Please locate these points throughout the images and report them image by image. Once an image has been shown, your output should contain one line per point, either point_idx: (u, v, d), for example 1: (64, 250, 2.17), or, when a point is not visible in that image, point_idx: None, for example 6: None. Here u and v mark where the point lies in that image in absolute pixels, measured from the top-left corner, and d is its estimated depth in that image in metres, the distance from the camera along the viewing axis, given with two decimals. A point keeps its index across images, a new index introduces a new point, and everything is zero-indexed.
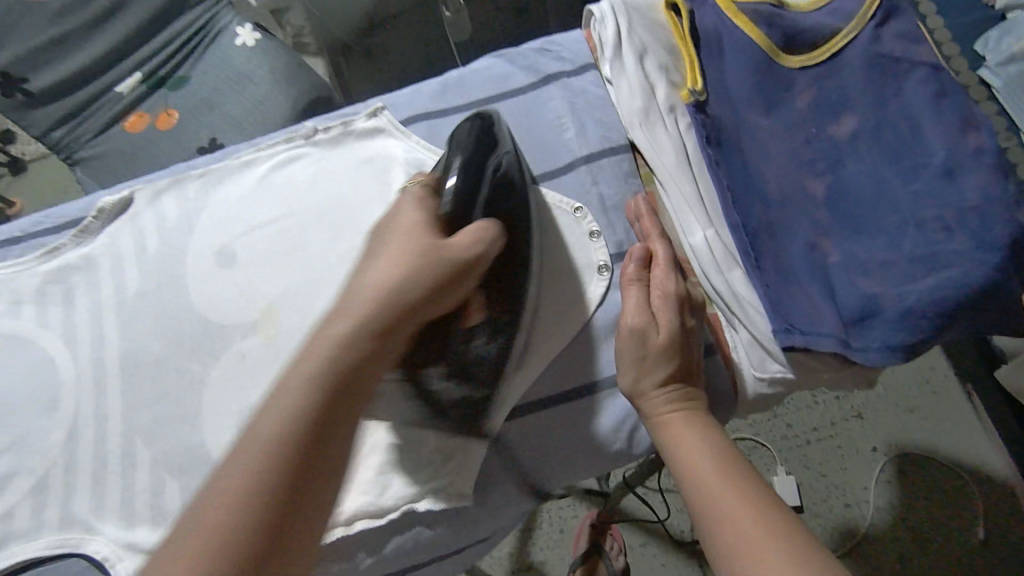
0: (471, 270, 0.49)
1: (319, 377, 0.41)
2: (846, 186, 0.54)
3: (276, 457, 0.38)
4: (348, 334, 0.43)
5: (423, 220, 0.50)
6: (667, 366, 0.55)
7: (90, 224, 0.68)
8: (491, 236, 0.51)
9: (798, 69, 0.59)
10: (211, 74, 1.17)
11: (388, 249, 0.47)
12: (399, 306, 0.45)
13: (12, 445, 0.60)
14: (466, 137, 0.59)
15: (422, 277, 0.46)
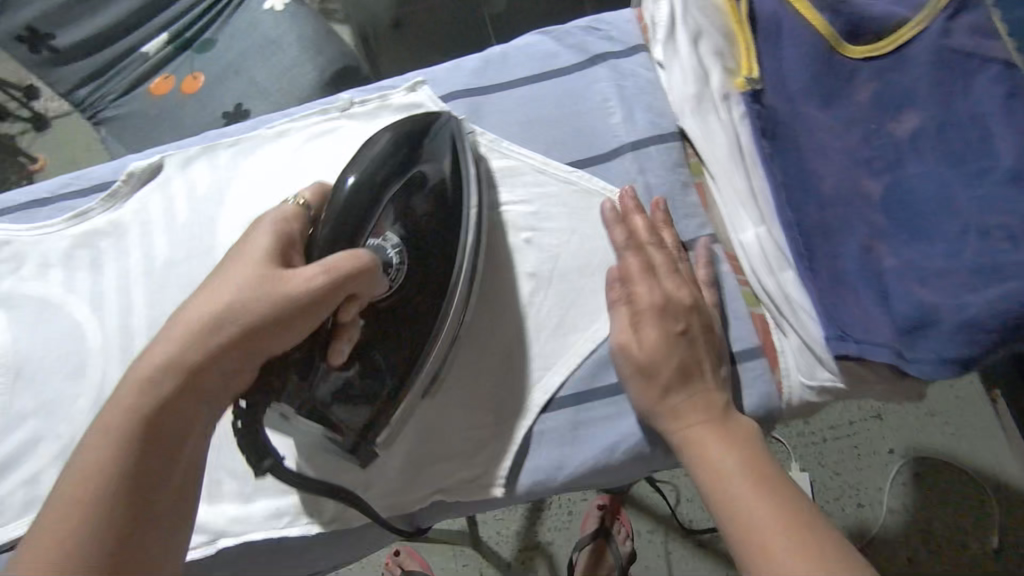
0: (322, 301, 0.47)
1: (138, 401, 0.42)
2: (904, 187, 0.56)
3: (100, 475, 0.40)
4: (166, 358, 0.43)
5: (273, 245, 0.48)
6: (664, 378, 0.52)
7: (119, 189, 0.65)
8: (355, 265, 0.48)
9: (862, 61, 0.61)
10: (237, 36, 1.13)
11: (224, 274, 0.46)
12: (219, 337, 0.44)
13: (39, 409, 0.60)
14: (375, 152, 0.56)
15: (247, 310, 0.44)
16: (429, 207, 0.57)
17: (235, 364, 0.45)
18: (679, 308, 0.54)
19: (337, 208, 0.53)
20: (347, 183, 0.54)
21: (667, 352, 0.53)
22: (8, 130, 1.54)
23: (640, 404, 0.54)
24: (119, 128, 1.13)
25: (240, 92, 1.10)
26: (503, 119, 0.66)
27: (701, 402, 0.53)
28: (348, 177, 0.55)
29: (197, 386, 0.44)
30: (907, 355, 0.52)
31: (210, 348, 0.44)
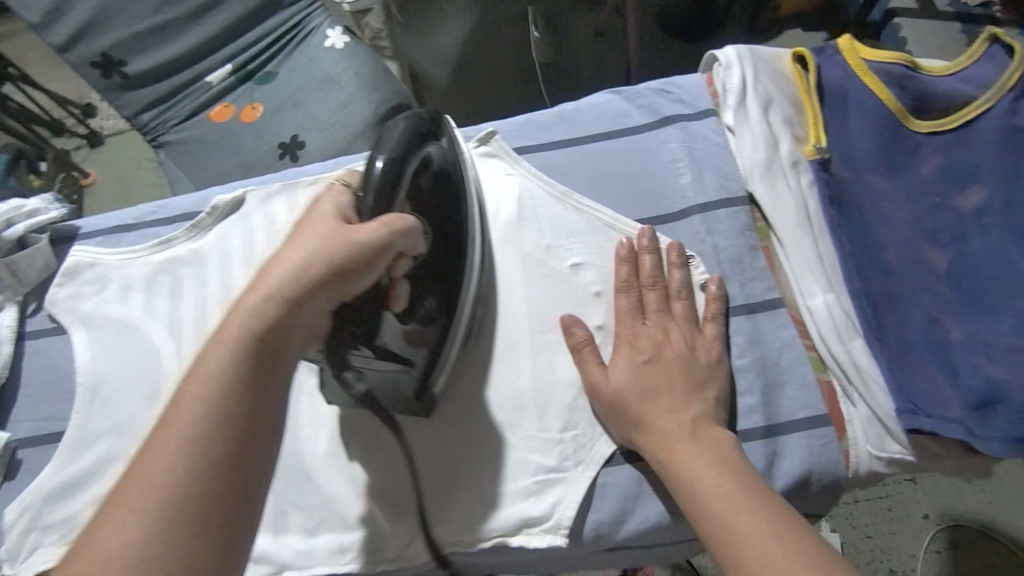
0: (381, 256, 0.47)
1: (241, 337, 0.42)
2: (969, 261, 0.57)
3: (211, 399, 0.39)
4: (258, 305, 0.43)
5: (334, 211, 0.48)
6: (636, 417, 0.54)
7: (203, 220, 0.68)
8: (410, 228, 0.49)
9: (926, 135, 0.62)
10: (297, 72, 1.17)
11: (293, 237, 0.46)
12: (303, 285, 0.44)
13: (113, 430, 0.61)
14: (395, 137, 0.54)
15: (326, 260, 0.45)
16: (445, 189, 0.60)
17: (317, 311, 0.45)
18: (647, 343, 0.57)
19: (376, 177, 0.51)
20: (378, 166, 0.51)
21: (635, 383, 0.55)
22: (66, 145, 1.58)
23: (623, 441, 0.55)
24: (181, 153, 1.17)
25: (297, 123, 1.12)
26: (575, 174, 0.68)
27: (670, 427, 0.52)
28: (377, 160, 0.52)
29: (284, 334, 0.43)
30: (980, 433, 0.51)
31: (298, 295, 0.44)
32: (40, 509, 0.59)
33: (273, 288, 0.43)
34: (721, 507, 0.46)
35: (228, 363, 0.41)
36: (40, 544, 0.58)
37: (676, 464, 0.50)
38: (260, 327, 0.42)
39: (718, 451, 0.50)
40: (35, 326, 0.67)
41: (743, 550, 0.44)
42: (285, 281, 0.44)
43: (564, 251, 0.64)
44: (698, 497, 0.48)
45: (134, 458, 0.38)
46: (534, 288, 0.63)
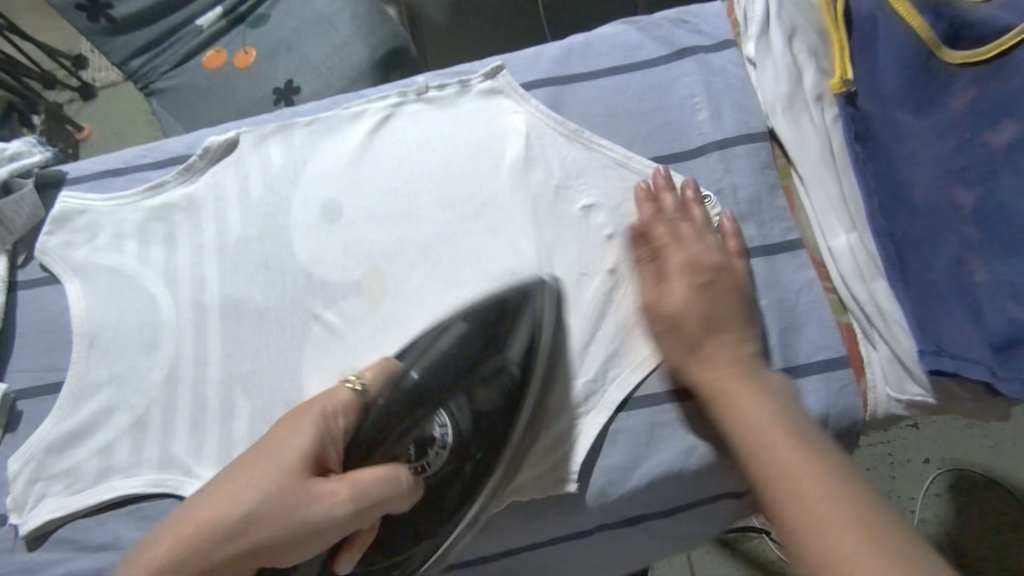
0: (339, 527, 0.46)
1: (195, 535, 0.44)
2: (997, 201, 0.52)
3: (161, 573, 0.44)
4: (213, 518, 0.45)
5: (312, 449, 0.47)
6: (699, 334, 0.53)
7: (195, 163, 0.65)
8: (388, 480, 0.47)
9: (958, 68, 0.55)
10: (290, 12, 1.11)
11: (268, 446, 0.47)
12: (251, 530, 0.45)
13: (114, 380, 0.60)
14: (456, 331, 0.54)
15: (277, 521, 0.45)
16: (500, 431, 0.54)
17: (262, 562, 0.46)
18: (703, 267, 0.55)
19: (361, 434, 0.50)
20: (413, 375, 0.52)
21: (696, 305, 0.54)
22: (57, 98, 1.52)
23: (671, 361, 0.54)
24: (172, 101, 1.11)
25: (292, 67, 1.07)
26: (586, 111, 0.65)
27: (722, 354, 0.52)
28: (412, 371, 0.52)
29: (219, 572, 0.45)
30: (1002, 374, 0.50)
31: (252, 512, 0.45)
32: (43, 460, 0.58)
33: (228, 509, 0.45)
34: (764, 434, 0.47)
35: (180, 552, 0.44)
36: (45, 494, 0.57)
37: (724, 395, 0.50)
38: (209, 546, 0.44)
39: (768, 387, 0.50)
40: (28, 276, 0.65)
41: (782, 478, 0.45)
42: (233, 521, 0.45)
43: (574, 192, 0.61)
44: (744, 424, 0.49)
45: None
46: (542, 231, 0.60)
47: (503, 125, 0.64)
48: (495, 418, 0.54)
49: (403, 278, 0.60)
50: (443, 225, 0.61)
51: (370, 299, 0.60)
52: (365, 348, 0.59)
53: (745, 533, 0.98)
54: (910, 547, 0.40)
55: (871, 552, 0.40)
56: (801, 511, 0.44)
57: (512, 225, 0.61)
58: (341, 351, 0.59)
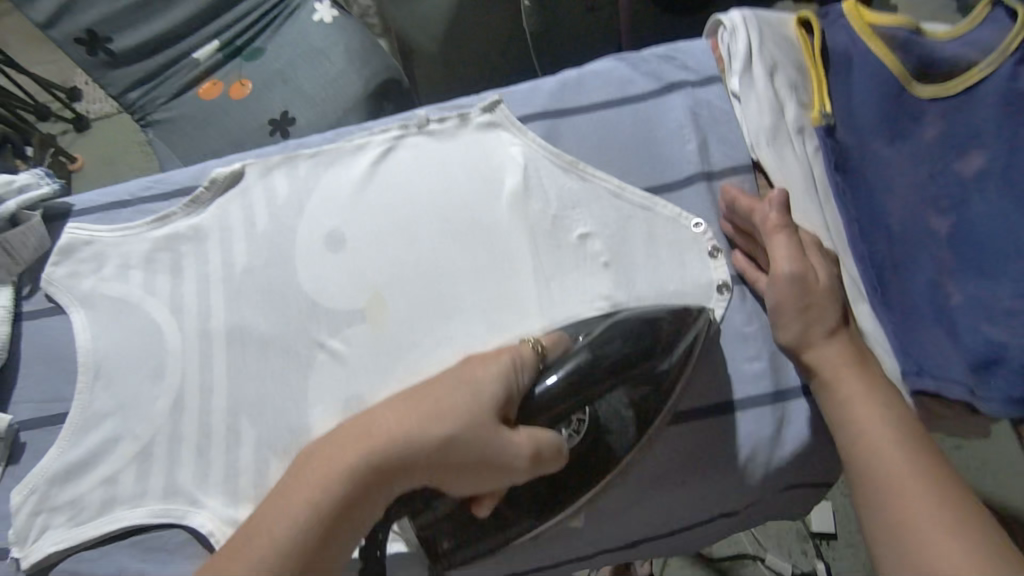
0: (513, 471, 0.48)
1: (385, 444, 0.46)
2: (970, 227, 0.56)
3: (343, 473, 0.45)
4: (399, 432, 0.46)
5: (500, 392, 0.49)
6: (836, 313, 0.54)
7: (201, 194, 0.67)
8: (553, 445, 0.49)
9: (929, 100, 0.61)
10: (287, 46, 1.13)
11: (464, 378, 0.49)
12: (437, 450, 0.46)
13: (119, 409, 0.61)
14: (619, 335, 0.53)
15: (461, 449, 0.46)
16: (633, 435, 0.56)
17: (427, 481, 0.47)
18: (819, 250, 0.58)
19: (540, 400, 0.51)
20: (553, 379, 0.51)
21: (837, 289, 0.56)
22: (51, 130, 1.52)
23: (801, 332, 0.55)
24: (171, 133, 1.13)
25: (288, 99, 1.09)
26: (581, 144, 0.68)
27: (842, 349, 0.53)
28: (573, 359, 0.52)
29: (392, 482, 0.46)
30: (980, 392, 0.52)
31: (443, 437, 0.46)
32: (47, 491, 0.58)
33: (419, 426, 0.46)
34: (867, 419, 0.50)
35: (360, 458, 0.45)
36: (48, 526, 0.57)
37: (838, 379, 0.52)
38: (396, 456, 0.46)
39: (879, 378, 0.52)
40: (32, 308, 0.66)
41: (881, 469, 0.48)
42: (423, 441, 0.46)
43: (571, 221, 0.64)
44: (854, 412, 0.51)
45: (281, 482, 0.46)
46: (541, 259, 0.62)
47: (501, 158, 0.67)
48: (634, 419, 0.56)
49: (404, 306, 0.62)
50: (448, 253, 0.63)
51: (373, 326, 0.62)
52: (367, 374, 0.60)
53: (740, 561, 1.00)
54: (985, 526, 0.44)
55: (963, 545, 0.43)
56: (898, 501, 0.46)
57: (512, 252, 0.63)
58: (343, 377, 0.60)
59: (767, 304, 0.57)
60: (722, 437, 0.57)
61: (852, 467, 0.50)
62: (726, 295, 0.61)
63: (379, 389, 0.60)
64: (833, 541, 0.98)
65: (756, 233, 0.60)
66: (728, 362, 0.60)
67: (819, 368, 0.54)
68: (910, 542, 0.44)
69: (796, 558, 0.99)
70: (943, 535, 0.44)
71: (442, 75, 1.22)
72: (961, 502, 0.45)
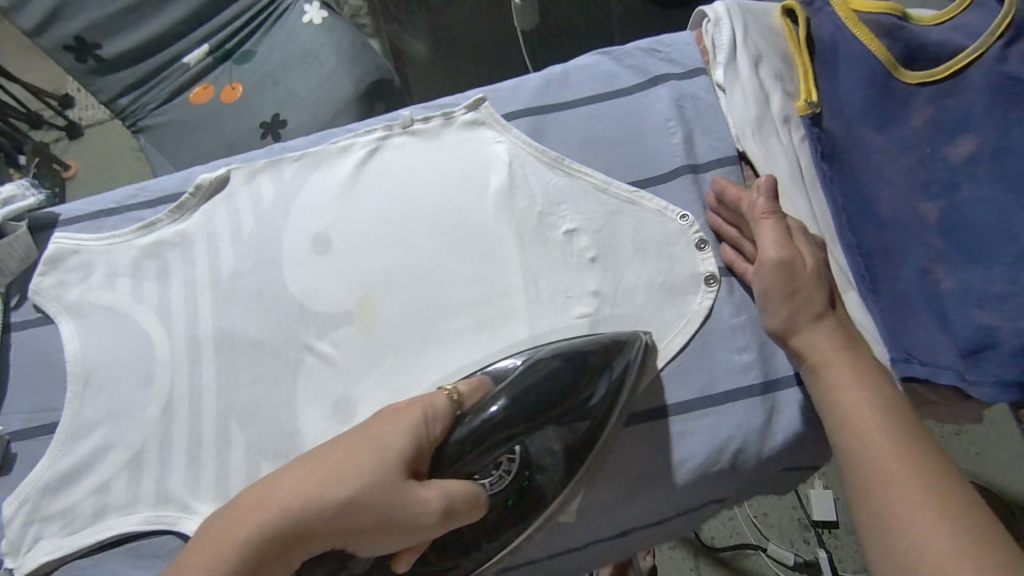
0: (424, 528, 0.46)
1: (287, 510, 0.43)
2: (959, 212, 0.55)
3: (243, 544, 0.41)
4: (303, 497, 0.43)
5: (408, 447, 0.47)
6: (824, 297, 0.54)
7: (187, 200, 0.67)
8: (467, 497, 0.48)
9: (918, 86, 0.60)
10: (276, 49, 1.13)
11: (370, 434, 0.46)
12: (342, 513, 0.44)
13: (110, 417, 0.61)
14: (546, 371, 0.51)
15: (366, 510, 0.44)
16: (565, 471, 0.54)
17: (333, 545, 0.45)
18: (807, 235, 0.58)
19: (450, 452, 0.49)
20: (490, 411, 0.49)
21: (825, 274, 0.56)
22: (44, 138, 1.52)
23: (791, 317, 0.54)
24: (161, 138, 1.13)
25: (278, 101, 1.09)
26: (566, 139, 0.67)
27: (831, 334, 0.53)
28: (495, 402, 0.49)
29: (289, 554, 0.43)
30: (971, 377, 0.51)
31: (344, 501, 0.43)
32: (39, 500, 0.58)
33: (323, 487, 0.44)
34: (857, 405, 0.50)
35: (257, 527, 0.42)
36: (41, 535, 0.57)
37: (829, 364, 0.52)
38: (299, 523, 0.43)
39: (870, 364, 0.52)
40: (21, 317, 0.66)
41: (872, 454, 0.47)
42: (326, 505, 0.43)
43: (557, 218, 0.63)
44: (840, 398, 0.51)
45: (173, 563, 0.42)
46: (527, 256, 0.62)
47: (482, 154, 0.66)
48: (564, 456, 0.54)
49: (392, 308, 0.62)
50: (433, 252, 0.63)
51: (361, 327, 0.61)
52: (356, 377, 0.60)
53: (741, 551, 1.00)
54: (974, 506, 0.44)
55: (952, 530, 0.42)
56: (886, 487, 0.46)
57: (497, 249, 0.63)
58: (332, 379, 0.60)
59: (756, 291, 0.57)
60: (711, 431, 0.57)
61: (842, 454, 0.49)
62: (714, 287, 0.61)
63: (368, 391, 0.59)
64: (835, 529, 0.98)
65: (744, 220, 0.60)
66: (718, 355, 0.59)
67: (807, 354, 0.53)
68: (900, 526, 0.44)
69: (798, 546, 0.98)
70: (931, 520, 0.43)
71: (434, 74, 1.21)
72: (949, 485, 0.45)
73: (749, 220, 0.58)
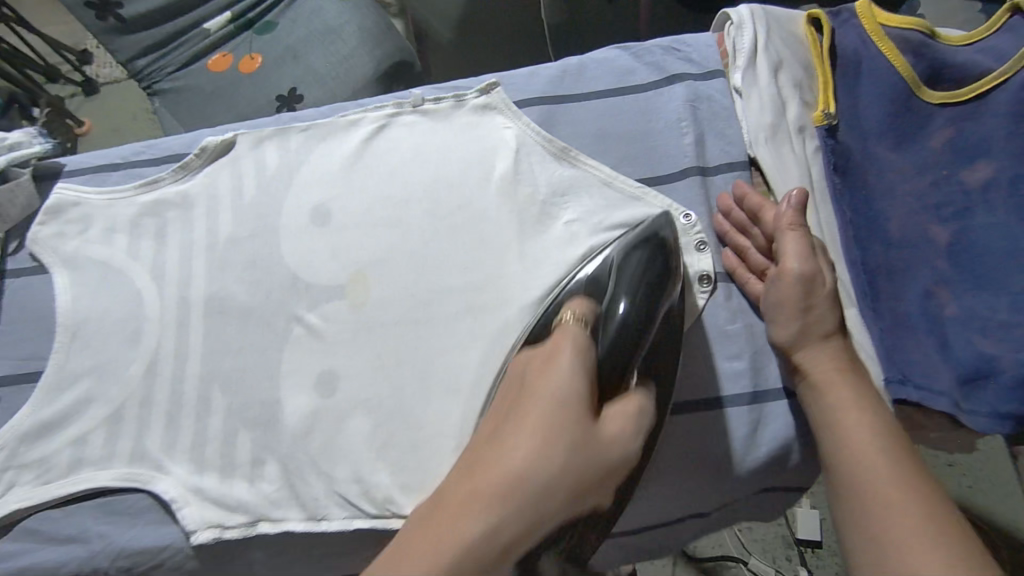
0: (626, 463, 0.44)
1: (502, 499, 0.40)
2: (971, 239, 0.55)
3: (467, 545, 0.39)
4: (509, 482, 0.40)
5: (581, 390, 0.44)
6: (836, 317, 0.53)
7: (190, 162, 0.66)
8: (644, 414, 0.47)
9: (939, 105, 0.59)
10: (299, 22, 1.12)
11: (542, 391, 0.44)
12: (555, 484, 0.41)
13: (94, 370, 0.61)
14: (637, 274, 0.52)
15: (576, 472, 0.42)
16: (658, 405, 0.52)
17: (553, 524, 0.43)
18: (825, 252, 0.56)
19: (605, 364, 0.48)
20: (621, 311, 0.50)
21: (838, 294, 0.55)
22: (61, 93, 1.53)
23: (799, 332, 0.53)
24: (175, 101, 1.12)
25: (296, 75, 1.08)
26: (577, 132, 0.66)
27: (834, 354, 0.52)
28: (620, 302, 0.51)
29: (524, 544, 0.41)
30: (966, 406, 0.51)
31: (559, 468, 0.41)
32: (16, 448, 0.59)
33: (527, 465, 0.41)
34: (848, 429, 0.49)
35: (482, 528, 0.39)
36: (15, 483, 0.58)
37: (827, 382, 0.51)
38: (521, 509, 0.40)
39: (868, 391, 0.51)
40: (16, 265, 0.66)
41: (866, 483, 0.46)
42: (530, 480, 0.40)
43: (559, 208, 0.62)
44: (834, 418, 0.50)
45: None
46: (526, 243, 0.61)
47: (489, 139, 0.66)
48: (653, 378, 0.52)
49: (387, 287, 0.61)
50: (433, 237, 0.62)
51: (352, 302, 0.61)
52: (345, 350, 0.59)
53: (724, 562, 0.99)
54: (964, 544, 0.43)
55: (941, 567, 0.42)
56: (880, 517, 0.45)
57: (499, 235, 0.62)
58: (319, 351, 0.60)
59: (766, 299, 0.56)
60: (695, 438, 0.56)
61: (835, 478, 0.49)
62: (708, 287, 0.60)
63: (353, 368, 0.59)
64: (819, 550, 0.97)
65: (761, 228, 0.58)
66: (708, 362, 0.58)
67: (809, 371, 0.52)
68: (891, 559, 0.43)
69: (780, 564, 0.97)
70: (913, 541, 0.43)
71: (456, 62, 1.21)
72: (941, 523, 0.44)
73: (774, 227, 0.57)
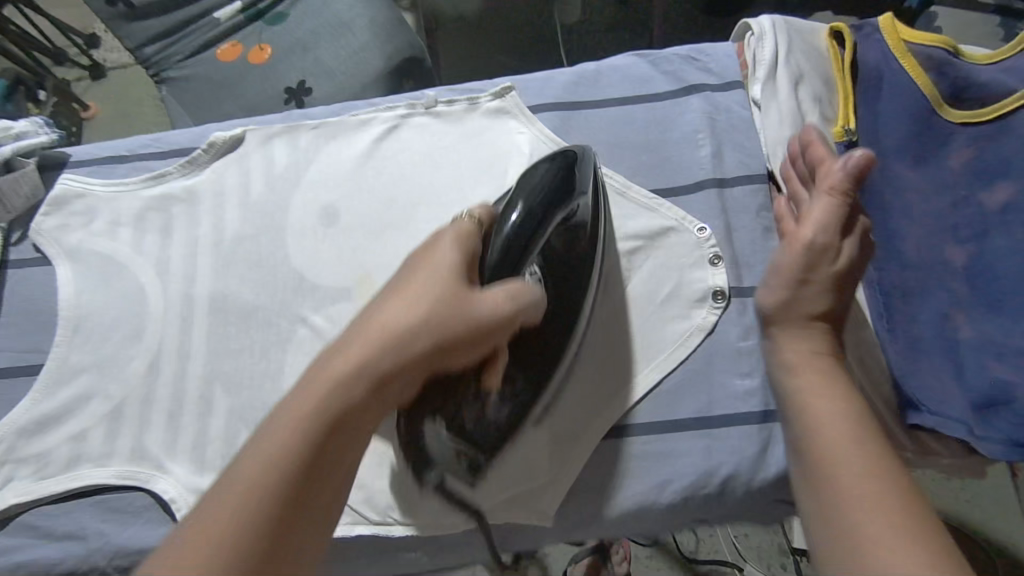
0: (503, 325, 0.44)
1: (351, 376, 0.40)
2: (987, 261, 0.54)
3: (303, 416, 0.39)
4: (363, 351, 0.41)
5: (456, 258, 0.45)
6: (831, 299, 0.53)
7: (198, 156, 0.65)
8: (529, 295, 0.45)
9: (961, 125, 0.58)
10: (309, 15, 1.11)
11: (421, 263, 0.44)
12: (411, 345, 0.42)
13: (95, 366, 0.60)
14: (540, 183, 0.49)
15: (439, 329, 0.42)
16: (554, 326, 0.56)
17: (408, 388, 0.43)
18: (863, 237, 0.54)
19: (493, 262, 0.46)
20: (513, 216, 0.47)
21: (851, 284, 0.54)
22: (66, 76, 1.51)
23: (789, 302, 0.53)
24: (182, 91, 1.11)
25: (305, 67, 1.07)
26: (591, 140, 0.65)
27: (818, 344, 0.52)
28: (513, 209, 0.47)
29: (383, 399, 0.42)
30: (979, 433, 0.50)
31: (419, 318, 0.42)
32: (16, 442, 0.58)
33: (381, 335, 0.42)
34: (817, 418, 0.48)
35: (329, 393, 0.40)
36: (13, 477, 0.57)
37: (807, 371, 0.51)
38: (369, 373, 0.41)
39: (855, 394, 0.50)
40: (19, 256, 0.65)
41: (835, 472, 0.45)
42: (387, 338, 0.42)
43: None
44: (806, 407, 0.49)
45: (206, 494, 0.38)
46: None
47: (502, 142, 0.65)
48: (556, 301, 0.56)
49: None
50: None
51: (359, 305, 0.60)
52: None
53: (719, 569, 0.98)
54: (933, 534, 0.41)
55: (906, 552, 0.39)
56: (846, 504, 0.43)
57: None
58: None
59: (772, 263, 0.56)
60: (703, 455, 0.56)
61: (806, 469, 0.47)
62: (722, 304, 0.59)
63: None
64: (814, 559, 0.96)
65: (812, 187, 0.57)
66: (719, 379, 0.57)
67: (787, 354, 0.53)
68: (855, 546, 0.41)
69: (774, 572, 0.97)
70: (885, 528, 0.41)
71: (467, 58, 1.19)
72: (911, 513, 0.42)
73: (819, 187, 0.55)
